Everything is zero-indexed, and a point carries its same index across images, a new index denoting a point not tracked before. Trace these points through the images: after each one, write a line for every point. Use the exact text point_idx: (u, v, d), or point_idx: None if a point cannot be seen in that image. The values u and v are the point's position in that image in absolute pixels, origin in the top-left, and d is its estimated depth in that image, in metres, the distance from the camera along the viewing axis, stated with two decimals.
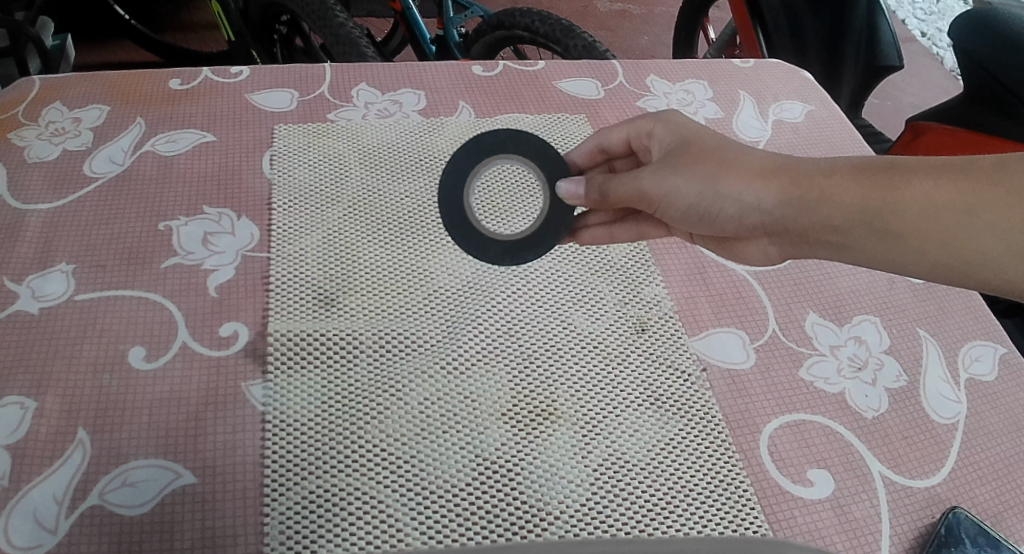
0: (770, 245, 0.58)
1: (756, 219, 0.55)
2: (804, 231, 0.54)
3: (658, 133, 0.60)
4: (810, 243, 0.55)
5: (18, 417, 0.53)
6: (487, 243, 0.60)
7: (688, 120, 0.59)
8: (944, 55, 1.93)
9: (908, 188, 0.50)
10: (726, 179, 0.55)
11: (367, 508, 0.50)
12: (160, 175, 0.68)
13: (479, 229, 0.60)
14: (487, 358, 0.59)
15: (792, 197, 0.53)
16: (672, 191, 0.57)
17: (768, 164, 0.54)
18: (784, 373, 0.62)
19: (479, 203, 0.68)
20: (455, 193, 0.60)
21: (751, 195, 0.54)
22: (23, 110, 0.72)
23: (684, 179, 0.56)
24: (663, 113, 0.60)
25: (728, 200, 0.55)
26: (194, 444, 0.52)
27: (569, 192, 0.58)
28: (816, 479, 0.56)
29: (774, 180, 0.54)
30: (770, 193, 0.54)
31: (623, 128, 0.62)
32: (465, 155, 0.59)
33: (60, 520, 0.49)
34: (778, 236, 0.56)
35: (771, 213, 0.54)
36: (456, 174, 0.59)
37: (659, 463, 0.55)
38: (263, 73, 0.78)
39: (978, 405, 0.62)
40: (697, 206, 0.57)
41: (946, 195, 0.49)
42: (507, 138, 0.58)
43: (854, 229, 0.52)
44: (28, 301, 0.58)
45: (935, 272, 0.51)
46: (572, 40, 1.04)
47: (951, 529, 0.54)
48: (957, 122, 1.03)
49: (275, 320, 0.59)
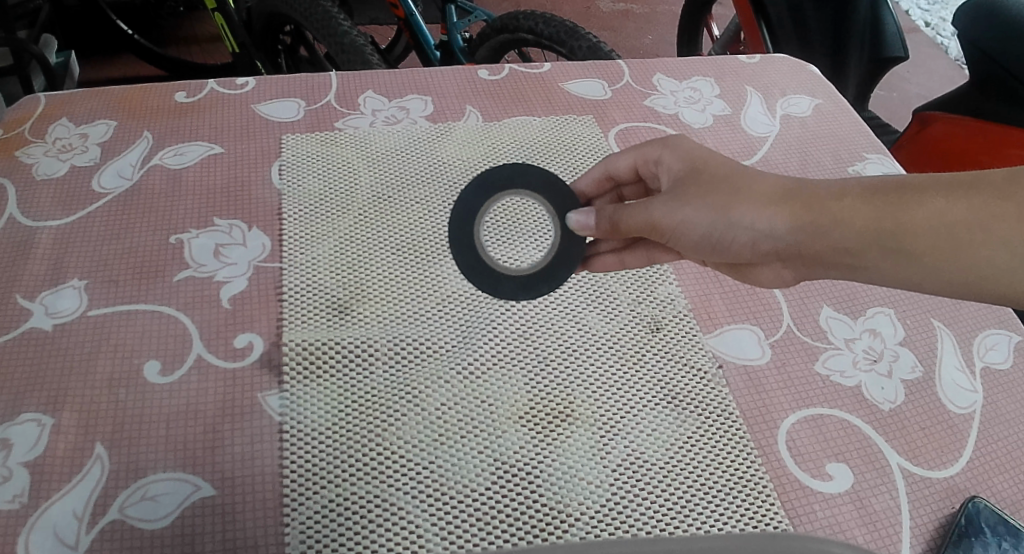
0: (783, 270, 0.57)
1: (768, 246, 0.55)
2: (816, 255, 0.54)
3: (667, 160, 0.59)
4: (822, 266, 0.54)
5: (35, 434, 0.53)
6: (499, 279, 0.59)
7: (696, 146, 0.59)
8: (949, 44, 1.93)
9: (919, 208, 0.50)
10: (737, 207, 0.54)
11: (387, 515, 0.50)
12: (169, 189, 0.68)
13: (488, 266, 0.59)
14: (502, 362, 0.59)
15: (804, 222, 0.53)
16: (685, 222, 0.56)
17: (779, 189, 0.54)
18: (800, 367, 0.61)
19: (489, 229, 0.67)
20: (466, 227, 0.58)
21: (763, 222, 0.54)
22: (30, 127, 0.72)
23: (695, 209, 0.56)
24: (671, 139, 0.60)
25: (740, 228, 0.55)
26: (211, 455, 0.52)
27: (580, 224, 0.58)
28: (834, 473, 0.56)
29: (785, 205, 0.53)
30: (782, 218, 0.53)
31: (628, 156, 0.61)
32: (474, 192, 0.58)
33: (80, 535, 0.49)
34: (791, 261, 0.55)
35: (784, 239, 0.54)
36: (466, 214, 0.58)
37: (678, 461, 0.55)
38: (269, 84, 0.78)
39: (995, 394, 0.62)
40: (709, 235, 0.56)
41: (958, 213, 0.49)
42: (513, 171, 0.57)
43: (866, 251, 0.52)
44: (42, 318, 0.58)
45: (950, 289, 0.51)
46: (577, 41, 1.04)
47: (971, 519, 0.53)
48: (967, 111, 1.03)
49: (290, 330, 0.59)
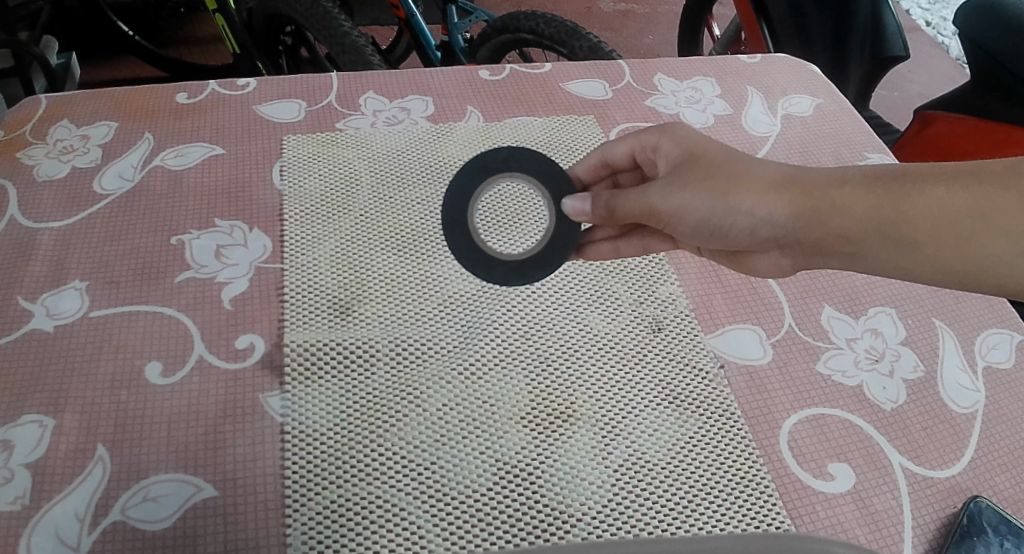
0: (781, 257, 0.57)
1: (767, 232, 0.55)
2: (815, 242, 0.54)
3: (664, 147, 0.59)
4: (820, 253, 0.54)
5: (37, 436, 0.53)
6: (491, 265, 0.59)
7: (693, 132, 0.59)
8: (950, 44, 1.93)
9: (919, 197, 0.50)
10: (735, 192, 0.54)
11: (389, 516, 0.50)
12: (170, 190, 0.68)
13: (482, 249, 0.59)
14: (503, 363, 0.59)
15: (803, 209, 0.53)
16: (682, 207, 0.56)
17: (777, 176, 0.54)
18: (801, 367, 0.61)
19: (486, 224, 0.67)
20: (461, 213, 0.58)
21: (762, 208, 0.54)
22: (31, 128, 0.72)
23: (694, 194, 0.55)
24: (668, 126, 0.59)
25: (739, 214, 0.55)
26: (214, 456, 0.52)
27: (575, 209, 0.58)
28: (837, 473, 0.56)
29: (784, 192, 0.53)
30: (781, 205, 0.53)
31: (625, 143, 0.61)
32: (468, 175, 0.58)
33: (82, 537, 0.49)
34: (789, 248, 0.55)
35: (782, 225, 0.54)
36: (461, 198, 0.58)
37: (680, 462, 0.55)
38: (270, 85, 0.78)
39: (996, 394, 0.62)
40: (708, 221, 0.56)
41: (958, 202, 0.49)
42: (508, 155, 0.57)
43: (865, 238, 0.52)
44: (44, 320, 0.58)
45: (951, 280, 0.51)
46: (577, 41, 1.04)
47: (973, 519, 0.53)
48: (968, 110, 1.03)
49: (291, 331, 0.59)
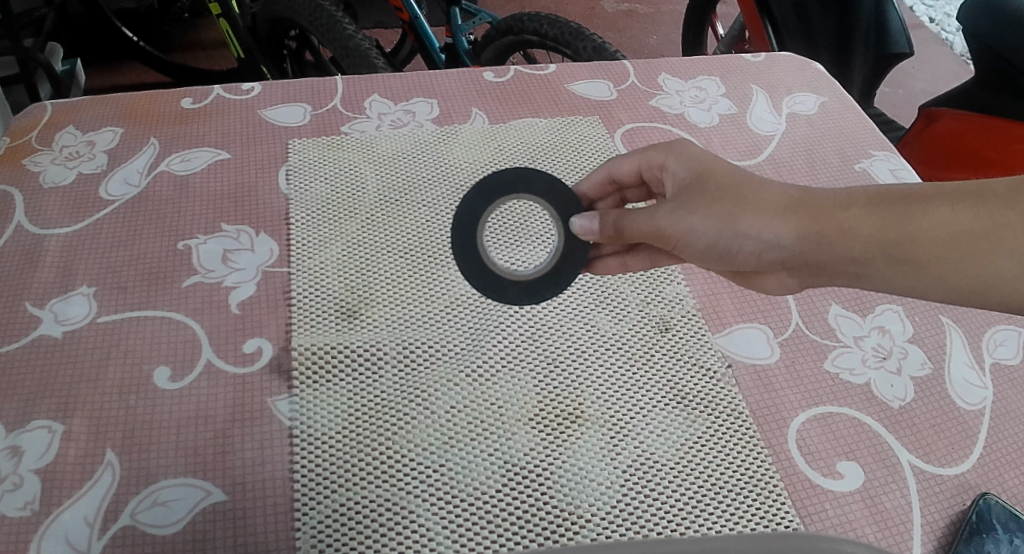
0: (789, 278, 0.57)
1: (775, 256, 0.54)
2: (822, 264, 0.53)
3: (670, 166, 0.59)
4: (827, 274, 0.54)
5: (46, 441, 0.53)
6: (504, 284, 0.59)
7: (700, 151, 0.58)
8: (955, 41, 1.93)
9: (924, 217, 0.50)
10: (743, 217, 0.54)
11: (398, 519, 0.50)
12: (176, 195, 0.68)
13: (493, 271, 0.59)
14: (511, 365, 0.59)
15: (811, 233, 0.52)
16: (690, 231, 0.56)
17: (785, 198, 0.53)
18: (809, 367, 0.61)
19: (496, 237, 0.67)
20: (470, 232, 0.58)
21: (769, 232, 0.53)
22: (36, 135, 0.73)
23: (700, 218, 0.55)
24: (675, 145, 0.59)
25: (747, 238, 0.54)
26: (223, 460, 0.53)
27: (584, 229, 0.58)
28: (845, 471, 0.56)
29: (792, 215, 0.53)
30: (788, 228, 0.53)
31: (634, 160, 0.61)
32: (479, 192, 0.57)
33: (92, 541, 0.49)
34: (796, 270, 0.55)
35: (790, 249, 0.53)
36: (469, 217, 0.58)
37: (688, 462, 0.55)
38: (274, 89, 0.78)
39: (1004, 391, 0.62)
40: (715, 245, 0.56)
41: (962, 222, 0.49)
42: (516, 175, 0.57)
43: (873, 259, 0.51)
44: (52, 325, 0.59)
45: (957, 297, 0.51)
46: (582, 42, 1.04)
47: (981, 516, 0.53)
48: (973, 106, 1.03)
49: (299, 334, 0.59)
